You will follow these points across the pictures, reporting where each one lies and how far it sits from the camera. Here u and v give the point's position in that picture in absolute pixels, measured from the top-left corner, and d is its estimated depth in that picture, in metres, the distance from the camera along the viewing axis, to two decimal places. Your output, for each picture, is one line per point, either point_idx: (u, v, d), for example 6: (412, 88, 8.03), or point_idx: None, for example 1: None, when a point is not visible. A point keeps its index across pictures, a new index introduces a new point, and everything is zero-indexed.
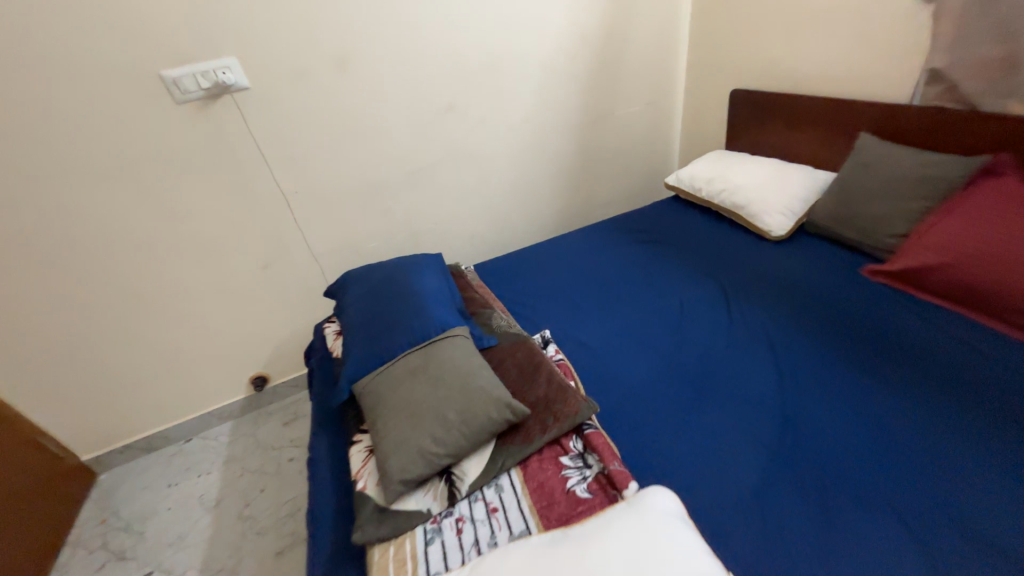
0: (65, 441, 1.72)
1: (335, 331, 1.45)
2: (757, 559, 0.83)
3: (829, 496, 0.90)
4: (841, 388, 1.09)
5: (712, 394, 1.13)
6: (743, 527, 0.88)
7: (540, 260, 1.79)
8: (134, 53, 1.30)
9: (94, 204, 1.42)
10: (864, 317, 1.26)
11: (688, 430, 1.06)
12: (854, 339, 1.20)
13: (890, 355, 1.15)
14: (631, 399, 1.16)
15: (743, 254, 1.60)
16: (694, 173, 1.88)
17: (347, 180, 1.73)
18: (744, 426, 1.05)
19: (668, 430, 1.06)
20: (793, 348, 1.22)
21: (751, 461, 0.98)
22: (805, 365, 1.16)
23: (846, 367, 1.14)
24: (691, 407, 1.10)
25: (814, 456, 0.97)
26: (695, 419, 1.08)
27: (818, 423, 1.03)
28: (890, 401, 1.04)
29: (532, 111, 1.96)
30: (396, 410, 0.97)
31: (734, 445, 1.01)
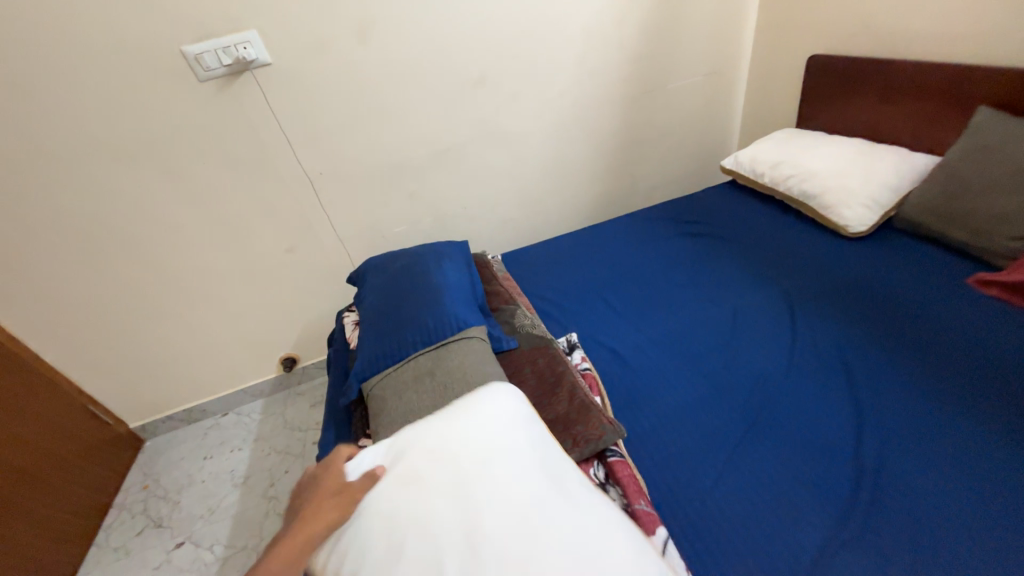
0: (113, 409, 1.83)
1: (353, 321, 1.40)
2: None
3: (905, 562, 0.75)
4: (927, 426, 0.91)
5: (764, 423, 0.98)
6: None
7: (574, 252, 1.65)
8: (154, 29, 1.26)
9: (126, 186, 1.44)
10: (966, 340, 1.04)
11: (733, 465, 0.92)
12: (949, 365, 1.00)
13: (1002, 393, 0.93)
14: (668, 419, 1.02)
15: (809, 253, 1.39)
16: (755, 156, 1.64)
17: (373, 161, 1.65)
18: (802, 465, 0.90)
19: (708, 464, 0.93)
20: (870, 374, 1.02)
21: (806, 513, 0.83)
22: (884, 397, 0.97)
23: (939, 406, 0.94)
24: (738, 438, 0.96)
25: (888, 517, 0.80)
26: (741, 453, 0.93)
27: (896, 473, 0.85)
28: (993, 447, 0.85)
29: (573, 84, 1.78)
30: (399, 421, 0.89)
31: (786, 490, 0.86)
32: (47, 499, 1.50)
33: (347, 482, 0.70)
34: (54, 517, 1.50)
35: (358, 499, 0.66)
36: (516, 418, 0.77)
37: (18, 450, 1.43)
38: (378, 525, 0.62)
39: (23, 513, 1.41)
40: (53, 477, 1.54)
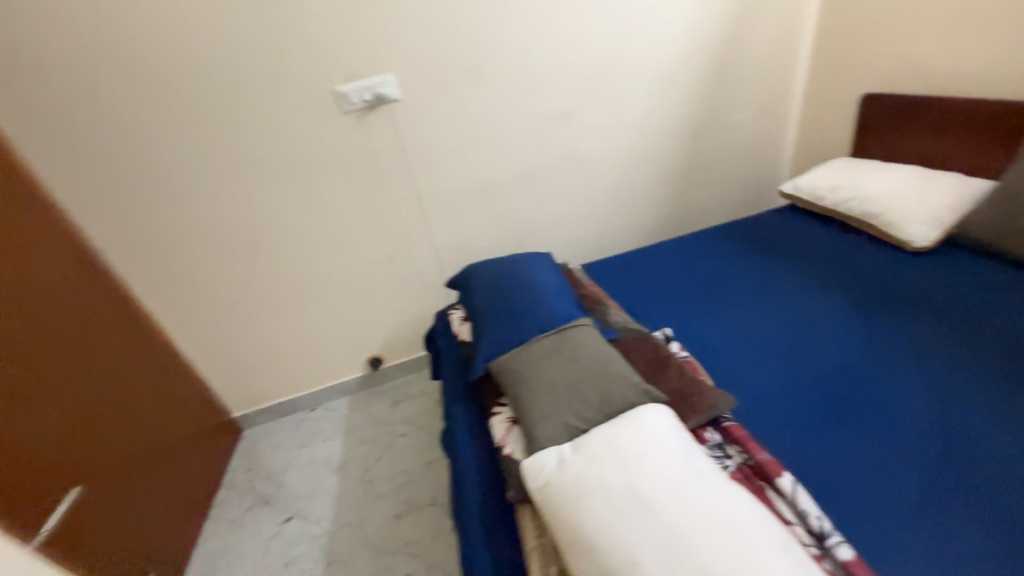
0: (224, 397, 2.05)
1: (459, 317, 1.59)
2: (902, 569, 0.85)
3: (988, 520, 0.89)
4: (1003, 416, 1.04)
5: (851, 408, 1.12)
6: (889, 538, 0.89)
7: (649, 263, 1.80)
8: (317, 73, 1.57)
9: (271, 199, 1.72)
10: None
11: (828, 440, 1.07)
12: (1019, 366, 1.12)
13: None
14: (776, 424, 1.12)
15: (877, 268, 1.51)
16: (815, 181, 1.81)
17: (469, 182, 1.89)
18: (918, 479, 0.97)
19: (805, 439, 1.08)
20: (945, 371, 1.16)
21: (896, 479, 0.97)
22: (960, 391, 1.11)
23: (1011, 399, 1.06)
24: (828, 419, 1.11)
25: (969, 486, 0.94)
26: (833, 430, 1.08)
27: (975, 452, 0.99)
28: None
29: (643, 118, 2.00)
30: (537, 386, 1.04)
31: (876, 461, 1.01)
32: (166, 483, 1.65)
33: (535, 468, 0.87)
34: (169, 506, 1.63)
35: (549, 481, 0.83)
36: (677, 438, 0.86)
37: (140, 436, 1.58)
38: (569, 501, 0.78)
39: (146, 495, 1.54)
40: (170, 466, 1.68)
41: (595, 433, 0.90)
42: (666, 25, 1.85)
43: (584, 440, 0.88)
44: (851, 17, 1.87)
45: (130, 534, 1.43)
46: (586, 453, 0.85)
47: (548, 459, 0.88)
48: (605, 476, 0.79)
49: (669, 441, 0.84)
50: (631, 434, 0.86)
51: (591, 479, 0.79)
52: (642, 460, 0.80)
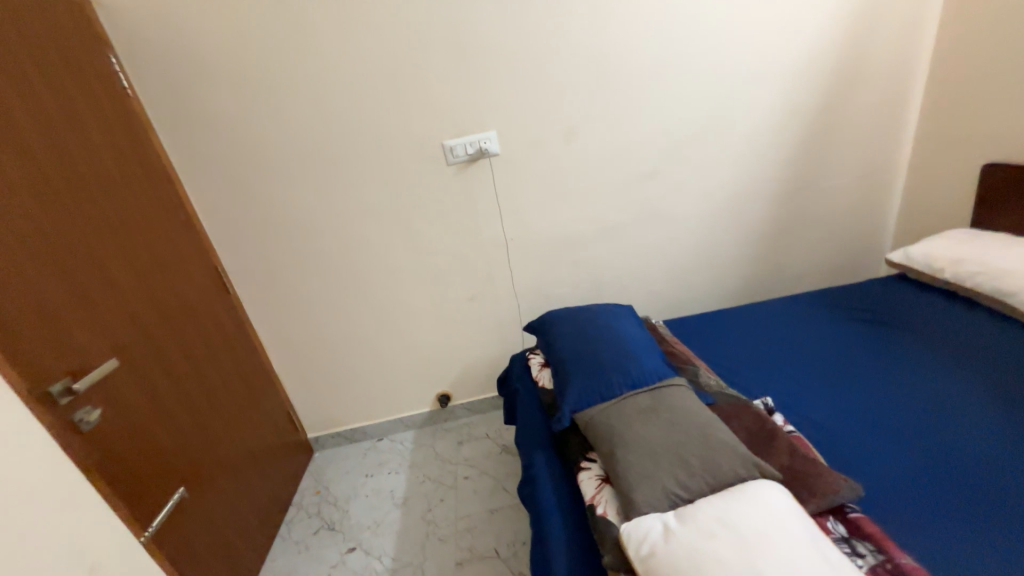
0: (304, 417, 2.17)
1: (539, 363, 1.59)
2: None
3: None
4: None
5: (1010, 515, 0.93)
6: None
7: (738, 325, 1.72)
8: (430, 130, 1.75)
9: (375, 237, 1.89)
10: None
11: (979, 548, 0.89)
12: None
13: None
14: (931, 524, 0.94)
15: (1020, 352, 1.32)
16: (930, 252, 1.67)
17: (553, 232, 1.96)
18: None
19: (948, 542, 0.91)
20: None
21: None
22: None
23: None
24: (977, 522, 0.93)
25: None
26: (984, 537, 0.91)
27: None
28: None
29: (733, 178, 2.00)
30: (633, 445, 1.01)
31: None
32: (252, 495, 1.74)
33: (637, 533, 0.83)
34: (248, 529, 1.67)
35: (655, 551, 0.79)
36: (800, 523, 0.78)
37: (235, 455, 1.69)
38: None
39: (230, 513, 1.60)
40: (254, 488, 1.76)
41: (704, 505, 0.84)
42: (760, 92, 1.88)
43: (692, 511, 0.83)
44: (968, 85, 1.78)
45: (212, 550, 1.48)
46: (697, 524, 0.79)
47: (652, 526, 0.83)
48: (721, 554, 0.73)
49: (793, 525, 0.77)
50: (746, 512, 0.80)
51: (705, 555, 0.74)
52: (765, 545, 0.73)
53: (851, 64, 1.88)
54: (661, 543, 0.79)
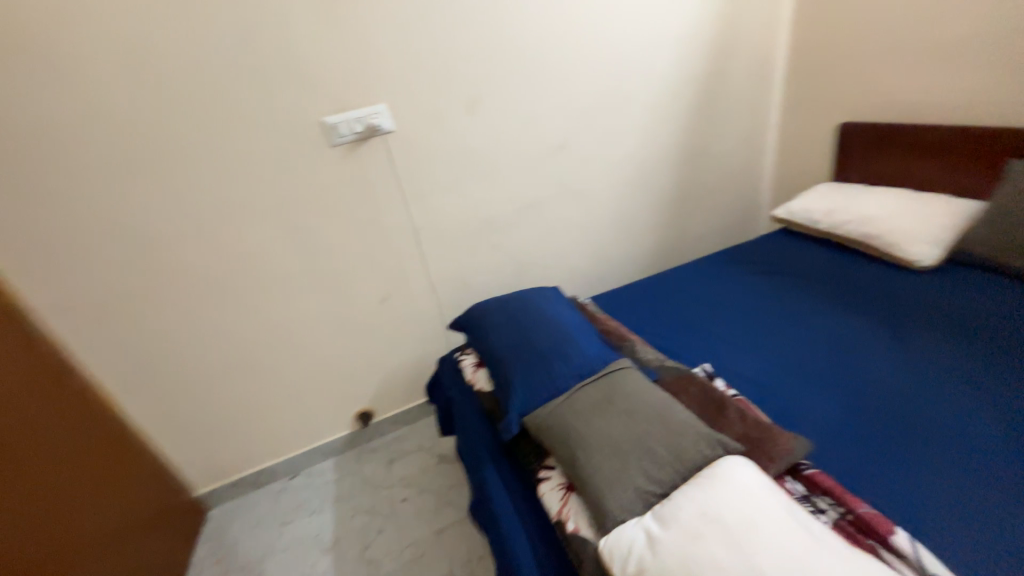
0: (186, 474, 1.75)
1: (472, 363, 1.44)
2: None
3: None
4: None
5: (921, 440, 1.01)
6: None
7: (660, 292, 1.74)
8: (302, 103, 1.43)
9: (248, 241, 1.52)
10: None
11: (906, 479, 0.95)
12: None
13: None
14: (856, 470, 0.98)
15: (886, 282, 1.51)
16: (807, 205, 1.85)
17: (467, 215, 1.78)
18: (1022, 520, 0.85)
19: (884, 482, 0.95)
20: (998, 391, 1.08)
21: (998, 520, 0.86)
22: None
23: None
24: (898, 452, 1.00)
25: None
26: (910, 466, 0.97)
27: None
28: None
29: (638, 146, 2.00)
30: (595, 444, 0.91)
31: (970, 501, 0.89)
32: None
33: (621, 547, 0.74)
34: None
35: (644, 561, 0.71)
36: (775, 497, 0.77)
37: (89, 540, 1.28)
38: None
39: None
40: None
41: (683, 497, 0.79)
42: (655, 58, 1.88)
43: (673, 506, 0.77)
44: (822, 51, 1.98)
45: None
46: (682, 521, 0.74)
47: (634, 532, 0.76)
48: (714, 553, 0.68)
49: (770, 500, 0.75)
50: (726, 496, 0.76)
51: (698, 559, 0.68)
52: (757, 534, 0.69)
53: (729, 32, 1.97)
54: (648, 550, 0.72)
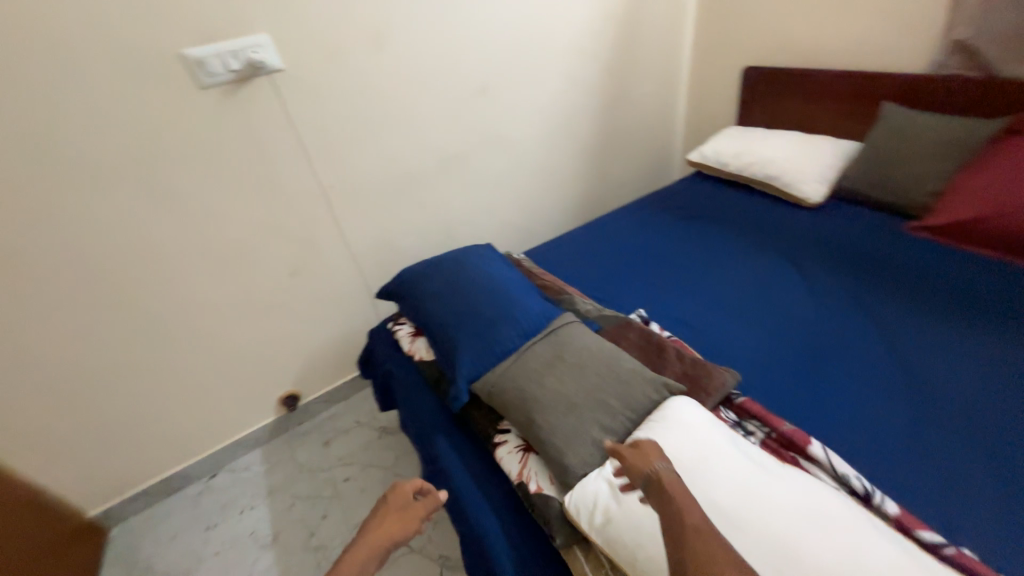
0: (71, 495, 1.48)
1: (409, 333, 1.34)
2: (952, 519, 0.81)
3: (986, 438, 0.91)
4: (942, 336, 1.12)
5: (828, 361, 1.12)
6: (917, 484, 0.87)
7: (592, 243, 1.75)
8: (151, 30, 1.12)
9: (104, 211, 1.21)
10: (932, 270, 1.30)
11: (819, 397, 1.04)
12: (933, 291, 1.24)
13: (975, 304, 1.17)
14: (773, 394, 1.06)
15: (787, 220, 1.65)
16: (718, 149, 1.95)
17: (383, 170, 1.59)
18: (911, 417, 0.97)
19: (804, 403, 1.04)
20: (883, 309, 1.23)
21: (897, 420, 0.97)
22: (903, 325, 1.17)
23: (939, 321, 1.16)
24: (811, 373, 1.10)
25: (958, 411, 0.96)
26: (821, 386, 1.07)
27: (945, 377, 1.03)
28: (1000, 350, 1.05)
29: (561, 91, 1.92)
30: (551, 403, 0.90)
31: (871, 407, 1.00)
32: None
33: (580, 500, 0.76)
34: None
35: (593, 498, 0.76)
36: (715, 429, 0.82)
37: None
38: (621, 515, 0.72)
39: None
40: None
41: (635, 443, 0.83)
42: None
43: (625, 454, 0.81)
44: None
45: None
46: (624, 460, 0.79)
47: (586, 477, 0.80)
48: None
49: (712, 433, 0.81)
50: (672, 434, 0.80)
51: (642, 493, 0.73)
52: (707, 468, 0.74)
53: None
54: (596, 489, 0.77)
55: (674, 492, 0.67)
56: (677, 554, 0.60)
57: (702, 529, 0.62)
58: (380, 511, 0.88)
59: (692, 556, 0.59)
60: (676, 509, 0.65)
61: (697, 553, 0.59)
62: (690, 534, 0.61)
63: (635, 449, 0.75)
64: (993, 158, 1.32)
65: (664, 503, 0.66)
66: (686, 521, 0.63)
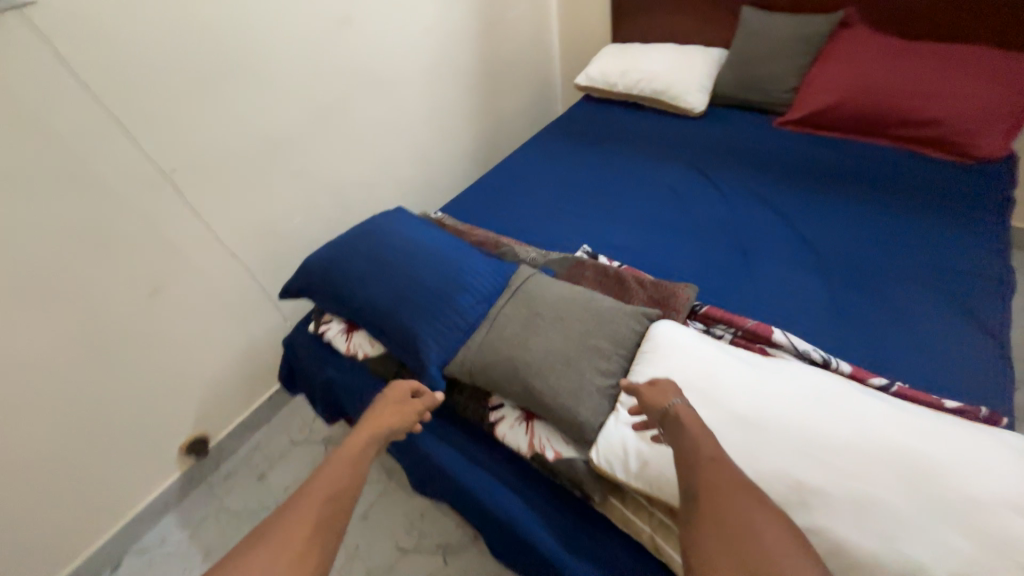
0: None
1: (341, 330, 1.13)
2: (879, 362, 0.97)
3: (881, 287, 1.09)
4: (827, 212, 1.29)
5: (751, 254, 1.23)
6: (844, 341, 1.01)
7: (508, 187, 1.64)
8: None
9: None
10: (805, 157, 1.48)
11: (755, 288, 1.14)
12: (811, 177, 1.40)
13: (845, 181, 1.36)
14: (721, 296, 1.14)
15: (681, 131, 1.73)
16: (603, 70, 1.93)
17: (236, 139, 1.24)
18: (825, 286, 1.12)
19: (744, 297, 1.13)
20: (777, 198, 1.37)
21: (815, 291, 1.11)
22: (793, 209, 1.33)
23: (822, 199, 1.33)
24: (742, 269, 1.20)
25: (857, 272, 1.13)
26: (753, 277, 1.17)
27: (839, 247, 1.20)
28: (869, 213, 1.26)
29: (432, 16, 1.65)
30: (544, 363, 0.84)
31: (793, 286, 1.13)
32: None
33: (609, 455, 0.74)
34: None
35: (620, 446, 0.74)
36: (705, 343, 0.84)
37: None
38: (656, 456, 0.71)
39: None
40: None
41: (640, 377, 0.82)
42: None
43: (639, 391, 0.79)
44: None
45: None
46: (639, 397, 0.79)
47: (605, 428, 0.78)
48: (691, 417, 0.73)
49: (704, 347, 0.83)
50: (674, 360, 0.81)
51: None
52: (719, 383, 0.75)
53: None
54: (621, 436, 0.75)
55: (688, 425, 0.65)
56: (690, 482, 0.59)
57: (717, 459, 0.60)
58: (378, 402, 0.83)
59: (703, 483, 0.57)
60: (693, 442, 0.63)
61: (708, 481, 0.57)
62: (705, 465, 0.59)
63: (652, 388, 0.74)
64: (834, 51, 1.53)
65: (679, 437, 0.65)
66: (701, 452, 0.61)
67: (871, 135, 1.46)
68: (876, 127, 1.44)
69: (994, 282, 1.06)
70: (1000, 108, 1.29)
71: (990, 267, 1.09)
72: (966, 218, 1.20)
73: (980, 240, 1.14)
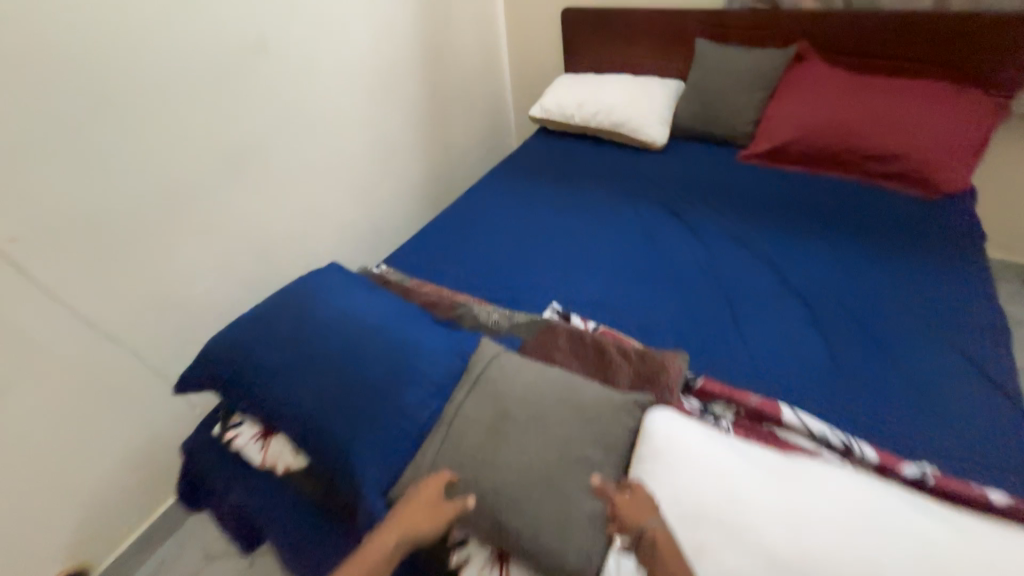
0: None
1: (255, 434, 0.88)
2: (899, 434, 0.83)
3: (881, 339, 0.98)
4: (810, 251, 1.19)
5: (738, 302, 1.10)
6: (856, 408, 0.88)
7: (463, 230, 1.45)
8: None
9: None
10: (777, 192, 1.40)
11: (748, 344, 1.00)
12: (787, 212, 1.32)
13: (822, 218, 1.28)
14: (714, 358, 0.99)
15: (645, 165, 1.63)
16: (559, 101, 1.82)
17: (110, 194, 0.99)
18: (823, 340, 0.99)
19: (737, 357, 0.98)
20: (754, 236, 1.26)
21: (813, 347, 0.98)
22: (772, 248, 1.22)
23: (801, 237, 1.24)
24: (731, 321, 1.06)
25: (854, 322, 1.02)
26: (745, 332, 1.03)
27: (829, 291, 1.09)
28: (852, 253, 1.17)
29: (367, 44, 1.47)
30: (519, 488, 0.66)
31: (789, 342, 1.00)
32: None
33: None
34: None
35: None
36: (717, 440, 0.69)
37: None
38: None
39: None
40: None
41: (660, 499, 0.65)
42: None
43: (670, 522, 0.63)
44: None
45: None
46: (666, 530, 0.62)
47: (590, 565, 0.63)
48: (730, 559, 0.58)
49: (717, 449, 0.67)
50: (694, 474, 0.64)
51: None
52: (743, 513, 0.60)
53: None
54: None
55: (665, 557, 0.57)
56: None
57: None
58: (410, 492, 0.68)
59: None
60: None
61: None
62: None
63: (628, 498, 0.63)
64: (791, 85, 1.50)
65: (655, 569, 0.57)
66: None
67: (837, 169, 1.42)
68: (841, 160, 1.39)
69: (998, 329, 0.98)
70: (957, 147, 1.29)
71: (990, 311, 1.01)
72: (951, 256, 1.13)
73: (972, 281, 1.07)
